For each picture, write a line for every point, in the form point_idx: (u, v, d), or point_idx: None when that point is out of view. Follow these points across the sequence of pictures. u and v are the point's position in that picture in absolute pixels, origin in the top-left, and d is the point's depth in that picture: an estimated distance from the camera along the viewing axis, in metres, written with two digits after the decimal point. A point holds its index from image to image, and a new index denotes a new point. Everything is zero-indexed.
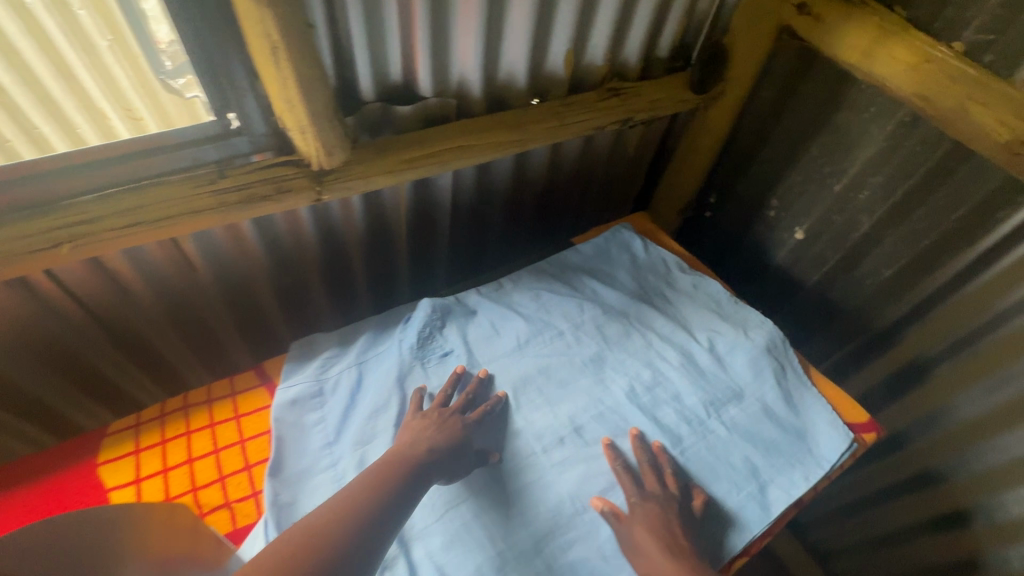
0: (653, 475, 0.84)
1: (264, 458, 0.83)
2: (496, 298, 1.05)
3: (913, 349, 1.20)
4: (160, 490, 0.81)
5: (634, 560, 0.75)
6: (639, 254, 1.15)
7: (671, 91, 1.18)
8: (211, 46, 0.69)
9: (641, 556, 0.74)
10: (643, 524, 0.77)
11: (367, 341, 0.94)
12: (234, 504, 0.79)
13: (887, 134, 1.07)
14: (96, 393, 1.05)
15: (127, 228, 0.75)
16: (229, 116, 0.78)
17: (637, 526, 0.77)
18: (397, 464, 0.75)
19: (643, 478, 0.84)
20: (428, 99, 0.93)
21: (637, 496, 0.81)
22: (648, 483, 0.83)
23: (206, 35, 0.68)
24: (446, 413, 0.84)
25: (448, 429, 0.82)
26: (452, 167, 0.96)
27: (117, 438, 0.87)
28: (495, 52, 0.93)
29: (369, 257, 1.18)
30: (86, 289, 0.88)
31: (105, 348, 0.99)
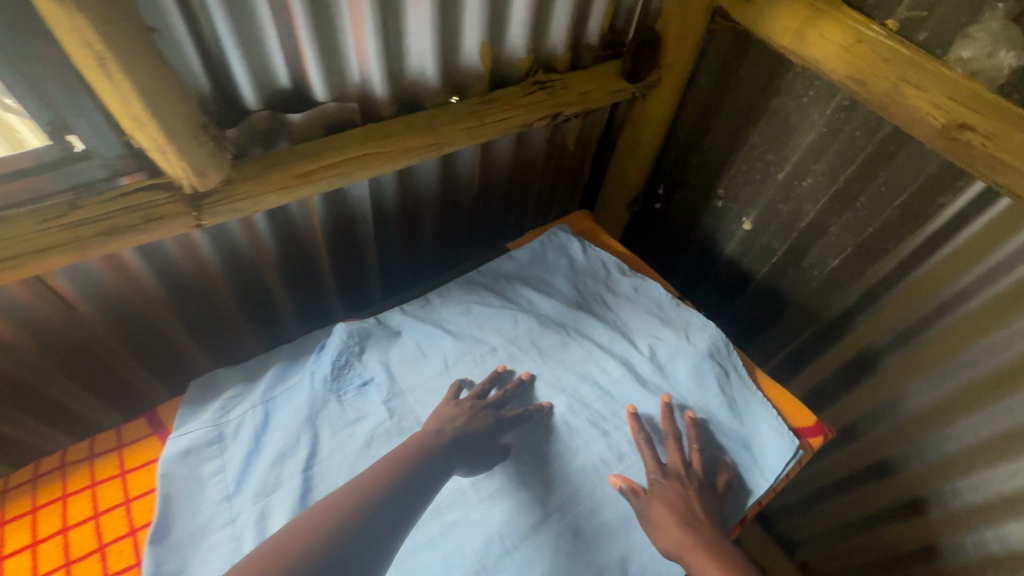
0: (677, 450, 0.83)
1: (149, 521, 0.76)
2: (422, 316, 0.97)
3: (862, 340, 1.16)
4: (27, 567, 0.74)
5: (650, 530, 0.76)
6: (577, 257, 1.09)
7: (603, 82, 1.10)
8: (33, 58, 0.59)
9: (656, 531, 0.75)
10: (661, 500, 0.77)
11: (276, 375, 0.85)
12: None
13: (827, 119, 1.02)
14: None
15: None
16: (70, 139, 0.67)
17: (655, 503, 0.77)
18: (400, 460, 0.73)
19: (668, 451, 0.84)
20: (325, 104, 0.83)
21: (657, 472, 0.80)
22: (672, 459, 0.82)
23: (22, 44, 0.58)
24: (479, 407, 0.85)
25: (478, 424, 0.82)
26: (357, 178, 0.86)
27: None
28: (395, 49, 0.84)
29: (286, 277, 1.08)
30: None
31: None
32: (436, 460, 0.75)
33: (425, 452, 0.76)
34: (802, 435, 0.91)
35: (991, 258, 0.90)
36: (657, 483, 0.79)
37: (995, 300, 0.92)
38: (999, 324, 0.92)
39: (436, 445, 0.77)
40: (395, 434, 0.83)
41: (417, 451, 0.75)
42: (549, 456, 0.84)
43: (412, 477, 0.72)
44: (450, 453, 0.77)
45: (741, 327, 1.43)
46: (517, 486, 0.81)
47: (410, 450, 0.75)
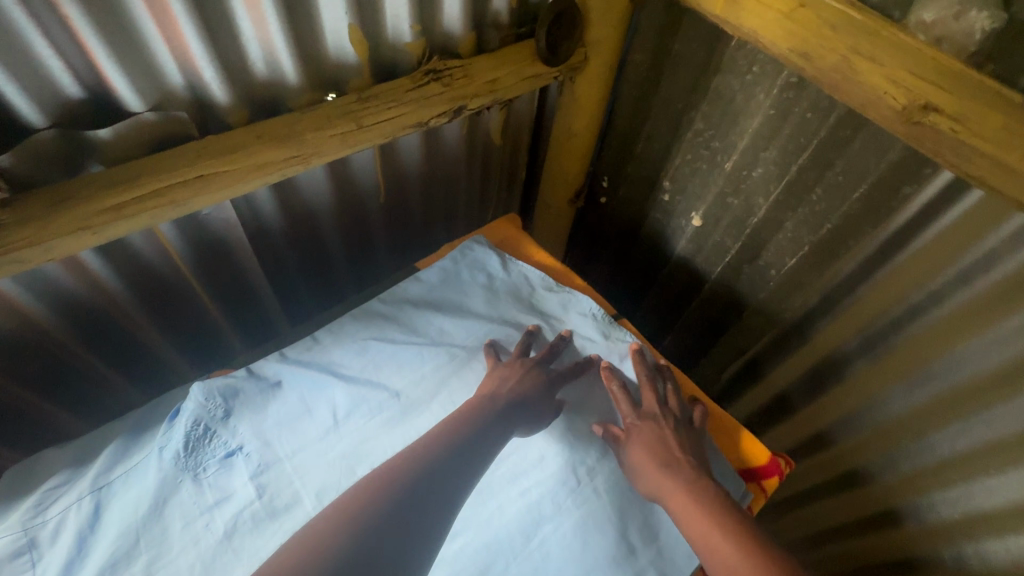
0: (648, 392, 0.79)
1: None
2: (307, 361, 0.81)
3: (825, 346, 1.02)
4: None
5: (636, 479, 0.72)
6: (496, 274, 0.94)
7: (515, 66, 0.94)
8: None
9: (636, 474, 0.71)
10: (636, 442, 0.73)
11: (113, 455, 0.70)
12: None
13: (774, 99, 0.87)
14: None
15: None
16: None
17: (632, 447, 0.73)
18: (428, 442, 0.64)
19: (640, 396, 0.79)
20: (141, 115, 0.66)
21: (632, 411, 0.77)
22: (646, 402, 0.78)
23: None
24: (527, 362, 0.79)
25: (531, 383, 0.77)
26: (195, 205, 0.69)
27: None
28: (226, 39, 0.66)
29: (155, 318, 0.91)
30: None
31: None
32: (479, 434, 0.67)
33: (462, 430, 0.67)
34: (752, 478, 0.81)
35: (964, 258, 0.77)
36: (633, 424, 0.75)
37: (968, 305, 0.79)
38: (973, 332, 0.80)
39: (492, 406, 0.72)
40: (266, 518, 0.68)
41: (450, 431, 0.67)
42: (454, 529, 0.70)
43: (448, 460, 0.63)
44: (510, 415, 0.72)
45: (696, 332, 1.30)
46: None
47: (449, 427, 0.67)
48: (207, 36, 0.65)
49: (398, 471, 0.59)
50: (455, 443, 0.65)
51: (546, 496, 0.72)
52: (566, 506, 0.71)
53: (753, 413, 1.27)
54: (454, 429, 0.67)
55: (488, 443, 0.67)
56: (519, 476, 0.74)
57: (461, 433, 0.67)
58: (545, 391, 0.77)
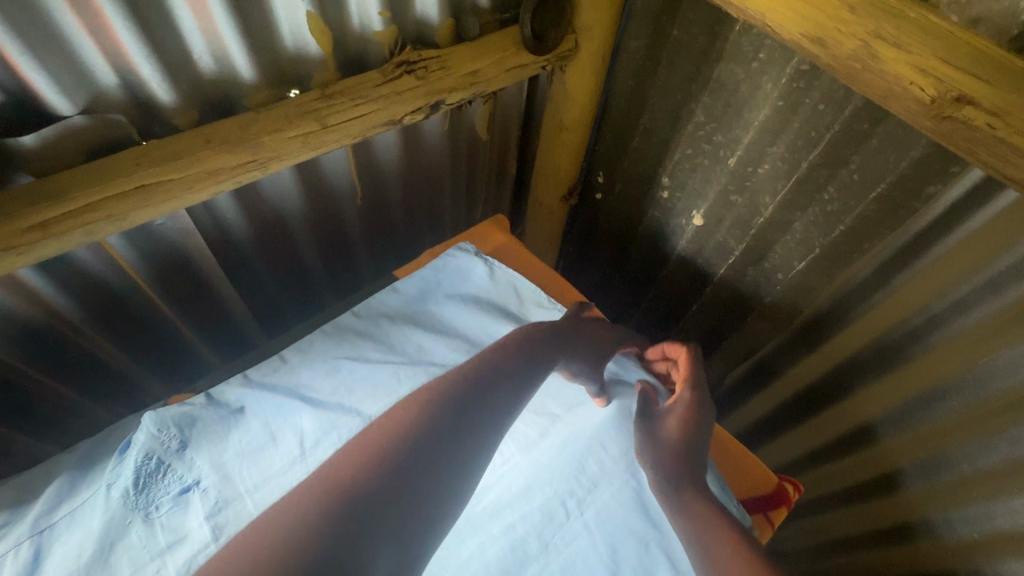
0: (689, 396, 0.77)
1: None
2: (274, 383, 0.75)
3: (836, 355, 0.95)
4: None
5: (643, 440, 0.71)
6: (481, 283, 0.87)
7: (499, 55, 0.85)
8: None
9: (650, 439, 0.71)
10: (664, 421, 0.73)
11: (56, 495, 0.64)
12: None
13: (783, 89, 0.79)
14: None
15: None
16: None
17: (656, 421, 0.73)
18: (451, 385, 0.62)
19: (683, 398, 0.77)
20: (71, 119, 0.59)
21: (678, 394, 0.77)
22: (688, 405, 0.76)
23: None
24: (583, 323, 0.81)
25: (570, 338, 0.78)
26: (138, 218, 0.62)
27: None
28: (163, 31, 0.59)
29: (115, 335, 0.85)
30: None
31: None
32: (514, 377, 0.68)
33: (483, 374, 0.66)
34: (759, 509, 0.76)
35: (994, 265, 0.70)
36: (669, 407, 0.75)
37: (998, 316, 0.72)
38: (1000, 344, 0.73)
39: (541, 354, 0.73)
40: None
41: (474, 374, 0.65)
42: None
43: (475, 402, 0.62)
44: (554, 348, 0.75)
45: (697, 336, 1.23)
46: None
47: (474, 367, 0.66)
48: (141, 28, 0.57)
49: (411, 422, 0.57)
50: (488, 378, 0.65)
51: (532, 532, 0.65)
52: (554, 543, 0.65)
53: (758, 421, 1.21)
54: (479, 372, 0.66)
55: (520, 385, 0.68)
56: (503, 509, 0.67)
57: (485, 375, 0.66)
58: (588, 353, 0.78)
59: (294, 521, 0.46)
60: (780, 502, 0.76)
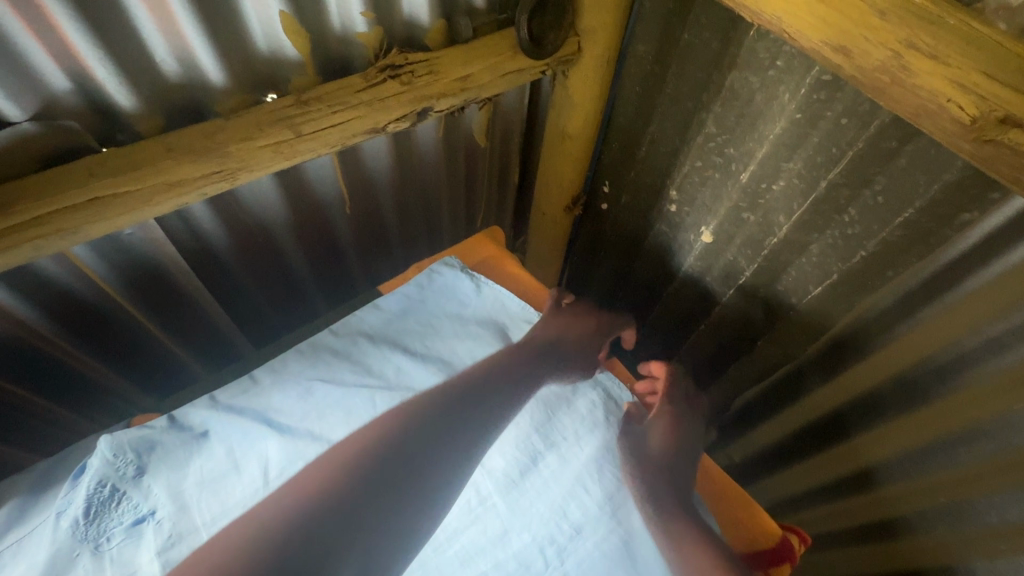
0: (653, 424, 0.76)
1: None
2: (244, 404, 0.70)
3: (852, 389, 0.88)
4: None
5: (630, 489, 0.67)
6: (468, 301, 0.81)
7: (494, 59, 0.80)
8: None
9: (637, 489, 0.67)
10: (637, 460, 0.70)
11: (4, 522, 0.61)
12: None
13: (801, 101, 0.72)
14: None
15: None
16: None
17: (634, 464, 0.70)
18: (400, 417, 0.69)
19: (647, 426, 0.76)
20: (22, 124, 0.55)
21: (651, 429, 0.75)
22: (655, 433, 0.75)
23: None
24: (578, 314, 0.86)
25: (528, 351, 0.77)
26: (92, 231, 0.59)
27: None
28: (122, 32, 0.55)
29: (88, 345, 0.81)
30: None
31: None
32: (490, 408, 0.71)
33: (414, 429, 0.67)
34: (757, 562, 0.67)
35: None
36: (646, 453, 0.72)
37: None
38: None
39: (522, 374, 0.75)
40: None
41: (428, 416, 0.69)
42: None
43: (434, 439, 0.67)
44: (538, 366, 0.76)
45: (704, 358, 1.16)
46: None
47: (415, 414, 0.69)
48: (95, 27, 0.53)
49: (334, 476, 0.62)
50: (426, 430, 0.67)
51: None
52: None
53: (764, 451, 1.14)
54: (436, 415, 0.69)
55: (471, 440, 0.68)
56: (475, 555, 0.61)
57: (444, 414, 0.69)
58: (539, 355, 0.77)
59: (264, 531, 0.57)
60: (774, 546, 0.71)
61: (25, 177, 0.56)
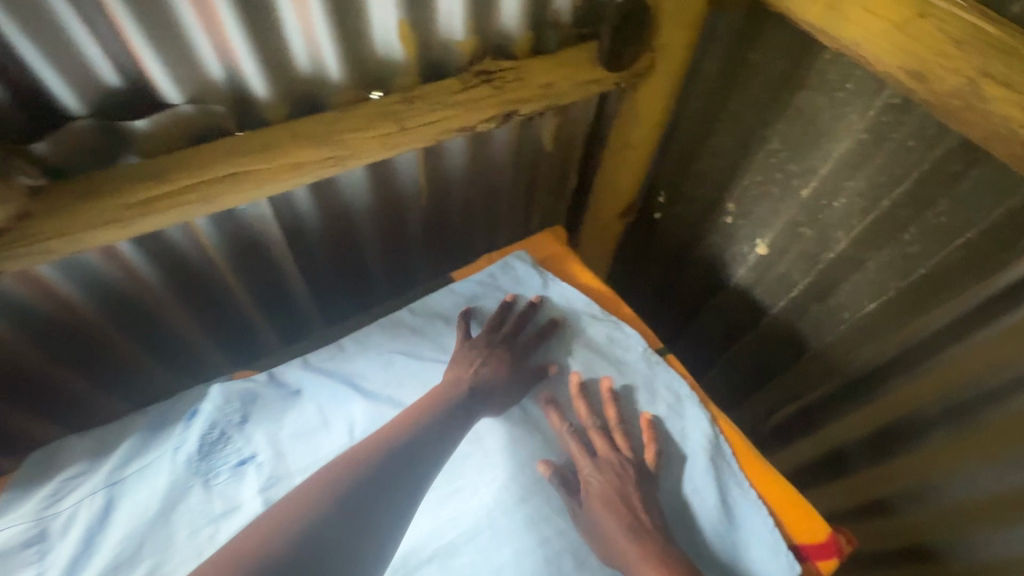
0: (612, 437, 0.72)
1: None
2: (331, 369, 0.77)
3: (902, 407, 0.91)
4: None
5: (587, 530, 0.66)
6: (536, 293, 0.87)
7: (575, 70, 0.86)
8: None
9: (593, 529, 0.66)
10: (597, 493, 0.67)
11: (128, 451, 0.68)
12: None
13: (869, 122, 0.76)
14: None
15: None
16: None
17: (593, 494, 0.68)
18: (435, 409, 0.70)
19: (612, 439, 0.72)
20: (180, 107, 0.64)
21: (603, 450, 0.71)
22: (617, 444, 0.71)
23: None
24: (496, 341, 0.79)
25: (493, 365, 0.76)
26: (226, 203, 0.67)
27: None
28: (268, 31, 0.63)
29: (191, 309, 0.90)
30: None
31: None
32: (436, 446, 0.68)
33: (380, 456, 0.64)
34: (806, 558, 0.67)
35: None
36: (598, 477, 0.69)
37: None
38: None
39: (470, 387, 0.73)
40: None
41: (389, 451, 0.64)
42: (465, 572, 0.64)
43: (397, 471, 0.63)
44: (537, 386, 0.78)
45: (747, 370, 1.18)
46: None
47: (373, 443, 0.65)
48: (249, 27, 0.61)
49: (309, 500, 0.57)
50: (391, 459, 0.64)
51: (567, 549, 0.66)
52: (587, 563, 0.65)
53: (805, 465, 1.16)
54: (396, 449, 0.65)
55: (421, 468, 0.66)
56: (539, 522, 0.67)
57: (402, 451, 0.65)
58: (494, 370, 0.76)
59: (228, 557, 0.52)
60: (827, 545, 0.68)
61: (176, 153, 0.64)
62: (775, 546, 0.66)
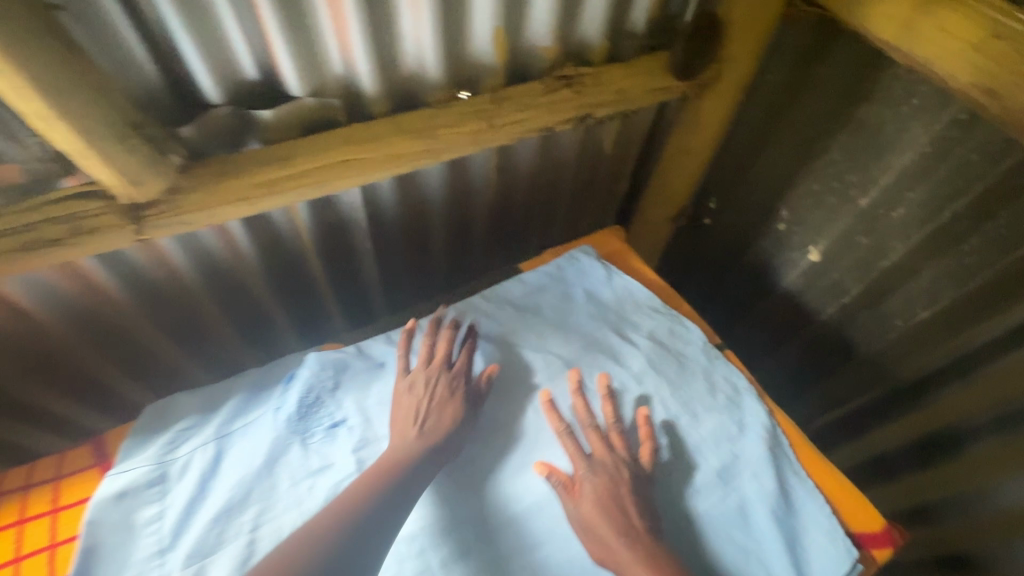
0: (597, 438, 0.72)
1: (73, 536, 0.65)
2: (412, 346, 0.84)
3: (952, 414, 0.94)
4: None
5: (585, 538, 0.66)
6: (599, 286, 0.92)
7: (647, 78, 0.92)
8: None
9: (590, 537, 0.66)
10: (589, 499, 0.67)
11: (235, 409, 0.75)
12: None
13: (934, 136, 0.79)
14: None
15: None
16: None
17: (581, 502, 0.67)
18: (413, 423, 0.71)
19: (590, 441, 0.73)
20: (301, 99, 0.71)
21: (581, 459, 0.71)
22: (598, 449, 0.71)
23: None
24: (434, 382, 0.75)
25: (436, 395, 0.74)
26: (336, 187, 0.74)
27: None
28: (384, 34, 0.69)
29: (277, 287, 0.97)
30: None
31: None
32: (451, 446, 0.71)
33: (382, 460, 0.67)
34: (862, 545, 0.71)
35: None
36: (579, 490, 0.68)
37: None
38: None
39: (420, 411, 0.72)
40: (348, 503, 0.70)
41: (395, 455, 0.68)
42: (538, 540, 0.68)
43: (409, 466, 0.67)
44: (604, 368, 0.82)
45: (793, 375, 1.20)
46: (441, 561, 0.65)
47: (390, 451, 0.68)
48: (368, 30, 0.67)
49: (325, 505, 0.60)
50: (395, 460, 0.67)
51: None
52: None
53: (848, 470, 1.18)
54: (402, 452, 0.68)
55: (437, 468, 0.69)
56: None
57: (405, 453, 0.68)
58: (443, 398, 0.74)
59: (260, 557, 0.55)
60: (880, 532, 0.72)
61: (293, 141, 0.71)
62: (832, 529, 0.70)
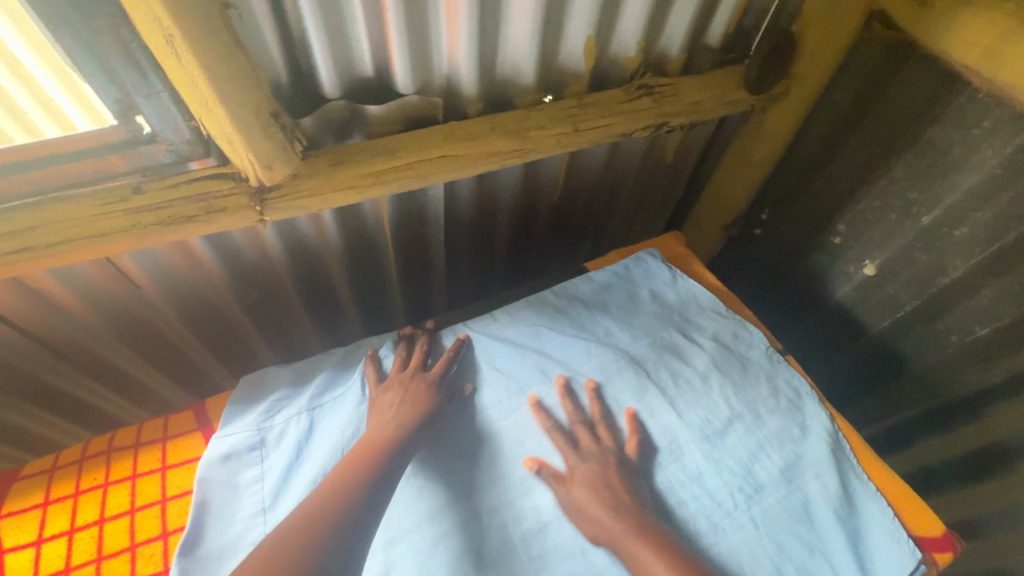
0: (586, 435, 0.76)
1: (183, 493, 0.74)
2: (488, 335, 0.88)
3: (1012, 426, 0.96)
4: (62, 557, 0.70)
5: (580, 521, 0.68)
6: (665, 287, 0.96)
7: (720, 90, 0.96)
8: (95, 40, 0.54)
9: (582, 515, 0.68)
10: (581, 483, 0.70)
11: (323, 384, 0.80)
12: (138, 547, 0.69)
13: (1004, 158, 0.81)
14: (69, 411, 0.95)
15: (56, 248, 0.64)
16: (138, 120, 0.62)
17: (575, 486, 0.70)
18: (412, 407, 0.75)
19: (580, 438, 0.76)
20: (408, 97, 0.76)
21: (570, 452, 0.74)
22: (586, 442, 0.75)
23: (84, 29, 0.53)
24: (419, 389, 0.77)
25: (414, 396, 0.76)
26: (433, 180, 0.78)
27: (30, 484, 0.77)
28: (488, 40, 0.73)
29: (353, 274, 1.02)
30: (33, 318, 0.78)
31: (73, 372, 0.88)
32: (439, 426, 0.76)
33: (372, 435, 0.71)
34: (925, 548, 0.74)
35: None
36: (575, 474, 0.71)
37: None
38: None
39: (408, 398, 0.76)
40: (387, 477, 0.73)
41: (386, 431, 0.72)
42: None
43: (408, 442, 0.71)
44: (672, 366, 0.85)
45: (841, 386, 1.22)
46: (522, 534, 0.69)
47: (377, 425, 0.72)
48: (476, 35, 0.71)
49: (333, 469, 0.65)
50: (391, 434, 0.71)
51: (703, 513, 0.72)
52: (722, 526, 0.72)
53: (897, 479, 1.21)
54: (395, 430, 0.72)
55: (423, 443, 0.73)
56: (676, 487, 0.74)
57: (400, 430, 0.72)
58: (416, 394, 0.77)
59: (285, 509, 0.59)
60: (939, 535, 0.75)
61: (402, 134, 0.76)
62: (893, 529, 0.73)
